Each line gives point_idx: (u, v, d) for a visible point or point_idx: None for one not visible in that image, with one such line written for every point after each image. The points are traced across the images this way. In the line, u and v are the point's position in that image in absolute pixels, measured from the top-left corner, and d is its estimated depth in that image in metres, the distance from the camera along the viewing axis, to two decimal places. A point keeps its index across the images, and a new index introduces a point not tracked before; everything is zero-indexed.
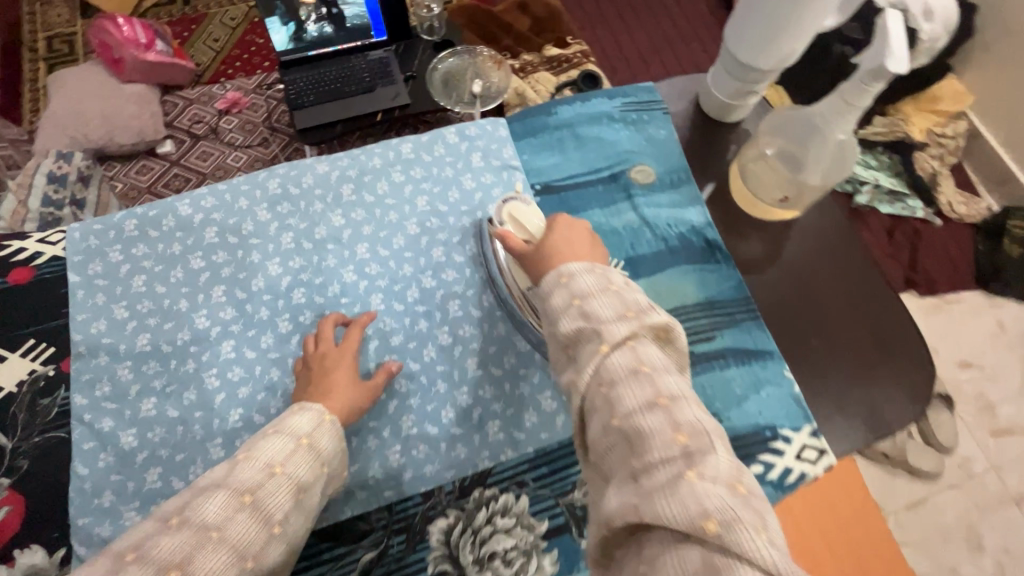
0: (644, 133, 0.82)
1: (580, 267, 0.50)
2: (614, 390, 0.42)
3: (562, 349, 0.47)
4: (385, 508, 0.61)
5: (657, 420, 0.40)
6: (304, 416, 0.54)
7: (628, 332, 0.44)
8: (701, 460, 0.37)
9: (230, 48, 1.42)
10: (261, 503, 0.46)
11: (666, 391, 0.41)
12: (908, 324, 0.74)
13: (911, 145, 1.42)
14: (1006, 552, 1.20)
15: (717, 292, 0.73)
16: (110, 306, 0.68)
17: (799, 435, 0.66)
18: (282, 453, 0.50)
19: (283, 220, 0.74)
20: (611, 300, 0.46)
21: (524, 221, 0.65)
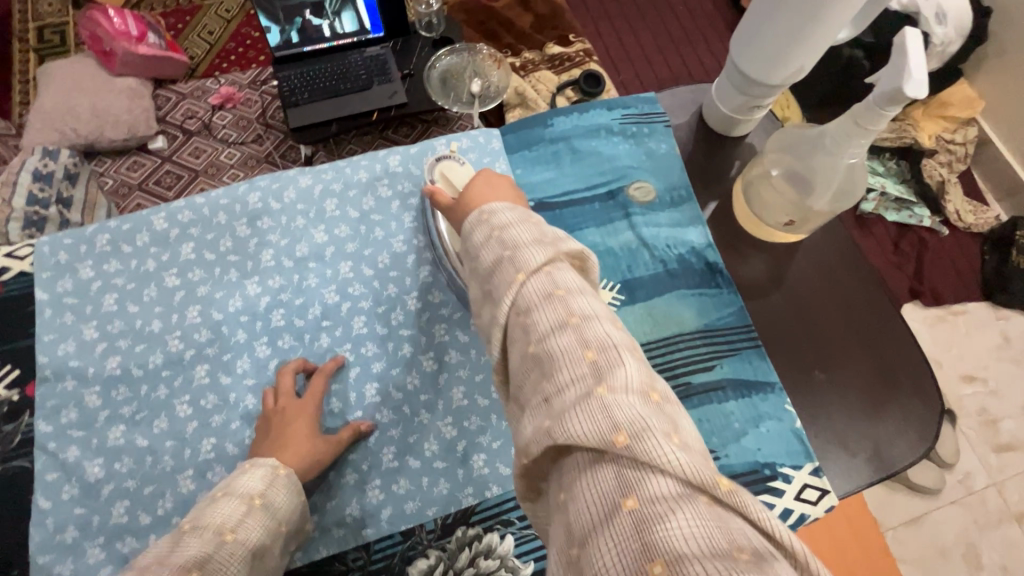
0: (644, 147, 0.79)
1: (501, 206, 0.47)
2: (530, 317, 0.39)
3: (482, 287, 0.44)
4: (363, 547, 0.58)
5: (569, 340, 0.37)
6: (253, 475, 0.53)
7: (546, 258, 0.41)
8: (610, 374, 0.34)
9: (225, 41, 1.34)
10: (210, 574, 0.43)
11: (579, 310, 0.38)
12: (915, 354, 0.71)
13: (919, 153, 1.38)
14: (1007, 571, 1.17)
15: (717, 318, 0.70)
16: (79, 327, 0.65)
17: (799, 474, 0.63)
18: (234, 518, 0.48)
19: (263, 236, 0.71)
20: (529, 228, 0.44)
21: (452, 176, 0.67)
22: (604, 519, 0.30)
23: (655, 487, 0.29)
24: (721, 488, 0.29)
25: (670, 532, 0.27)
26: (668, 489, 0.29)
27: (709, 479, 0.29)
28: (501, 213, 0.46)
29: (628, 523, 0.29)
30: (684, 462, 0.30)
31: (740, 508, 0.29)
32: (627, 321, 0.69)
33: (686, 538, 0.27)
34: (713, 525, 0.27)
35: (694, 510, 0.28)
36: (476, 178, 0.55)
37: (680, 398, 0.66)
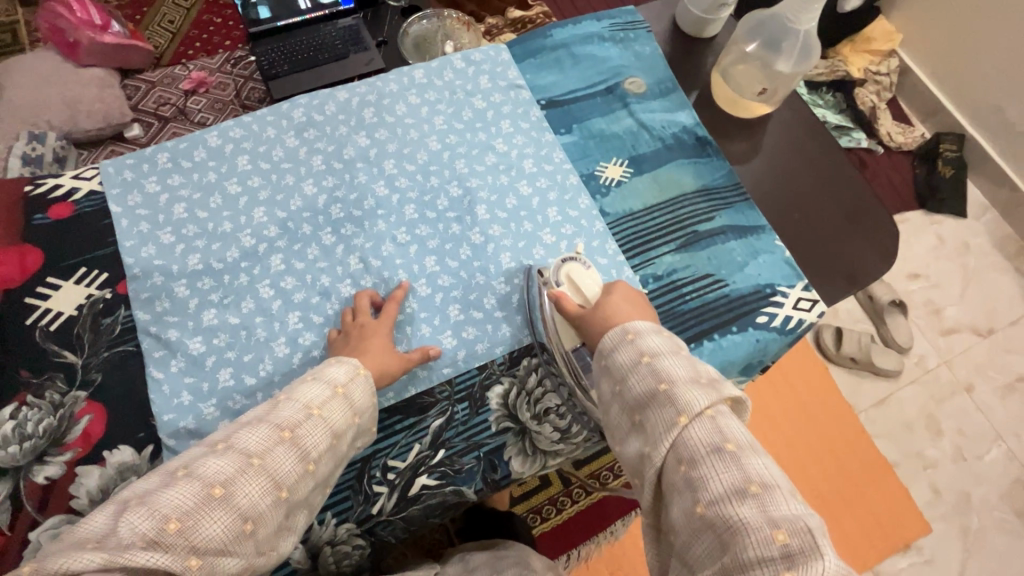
0: (631, 49, 0.90)
1: (645, 326, 0.55)
2: (695, 468, 0.44)
3: (630, 409, 0.51)
4: (447, 382, 0.67)
5: (748, 508, 0.41)
6: (341, 366, 0.58)
7: (709, 402, 0.47)
8: (803, 563, 0.38)
9: (186, 28, 1.41)
10: (299, 439, 0.52)
11: (755, 477, 0.43)
12: (872, 196, 0.85)
13: (852, 83, 1.56)
14: (961, 434, 1.37)
15: (712, 180, 0.83)
16: (155, 233, 0.71)
17: (794, 290, 0.76)
18: (320, 399, 0.55)
19: (311, 144, 0.78)
20: (683, 361, 0.51)
21: (581, 284, 0.66)
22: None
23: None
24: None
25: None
26: None
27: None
28: (649, 338, 0.53)
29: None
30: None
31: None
32: (639, 189, 0.81)
33: None
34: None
35: None
36: (614, 287, 0.64)
37: (691, 242, 0.78)
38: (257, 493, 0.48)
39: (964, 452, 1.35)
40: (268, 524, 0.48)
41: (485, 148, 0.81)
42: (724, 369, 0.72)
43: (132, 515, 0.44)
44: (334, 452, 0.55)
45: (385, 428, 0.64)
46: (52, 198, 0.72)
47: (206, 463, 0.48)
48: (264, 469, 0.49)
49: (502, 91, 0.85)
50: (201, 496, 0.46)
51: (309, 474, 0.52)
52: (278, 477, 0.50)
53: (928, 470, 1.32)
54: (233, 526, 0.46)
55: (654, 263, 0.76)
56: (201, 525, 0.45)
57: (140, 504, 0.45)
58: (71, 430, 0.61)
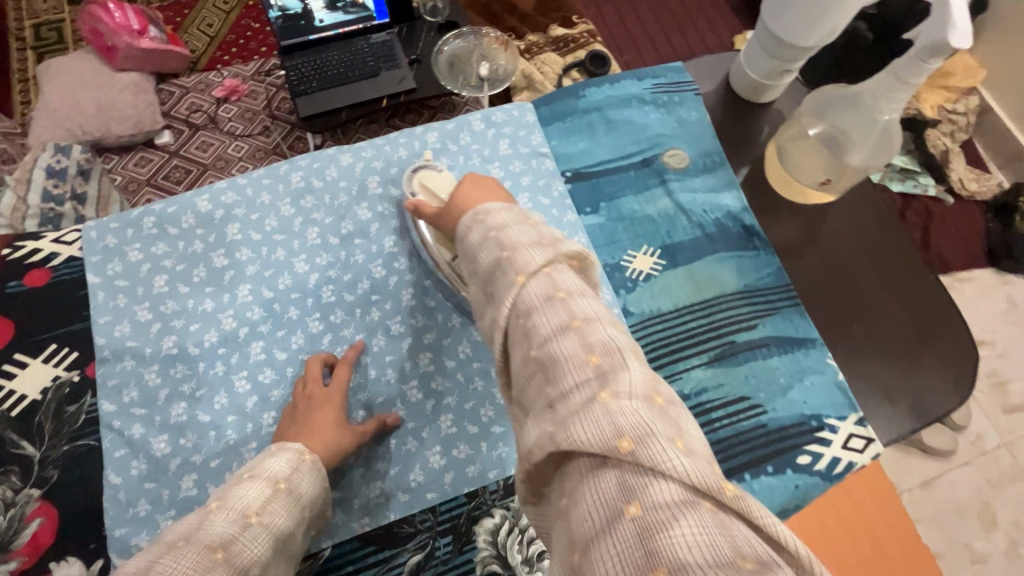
0: (675, 115, 0.80)
1: (496, 206, 0.48)
2: (530, 320, 0.40)
3: (482, 287, 0.45)
4: (430, 509, 0.60)
5: (570, 343, 0.38)
6: (280, 458, 0.53)
7: (546, 258, 0.41)
8: (614, 380, 0.35)
9: (225, 33, 1.32)
10: (234, 559, 0.43)
11: (581, 313, 0.39)
12: (950, 308, 0.72)
13: (923, 123, 1.37)
14: (1019, 527, 1.21)
15: (757, 279, 0.72)
16: (132, 308, 0.66)
17: (845, 424, 0.65)
18: (258, 501, 0.48)
19: (308, 214, 0.71)
20: (527, 229, 0.45)
21: (433, 187, 0.66)
22: (607, 528, 0.30)
23: (657, 494, 0.29)
24: (724, 493, 0.29)
25: (674, 541, 0.27)
26: (672, 494, 0.30)
27: (716, 484, 0.29)
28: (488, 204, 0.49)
29: (631, 530, 0.29)
30: (689, 469, 0.30)
31: (743, 512, 0.29)
32: (670, 285, 0.71)
33: (688, 545, 0.27)
34: (717, 533, 0.27)
35: (696, 515, 0.28)
36: (461, 180, 0.55)
37: (726, 354, 0.67)
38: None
39: (1020, 547, 1.20)
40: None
41: None
42: None
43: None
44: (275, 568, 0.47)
45: (355, 562, 0.57)
46: (28, 263, 0.67)
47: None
48: None
49: (524, 160, 0.76)
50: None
51: None
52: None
53: (976, 565, 1.19)
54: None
55: (680, 379, 0.66)
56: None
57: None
58: (20, 534, 0.56)
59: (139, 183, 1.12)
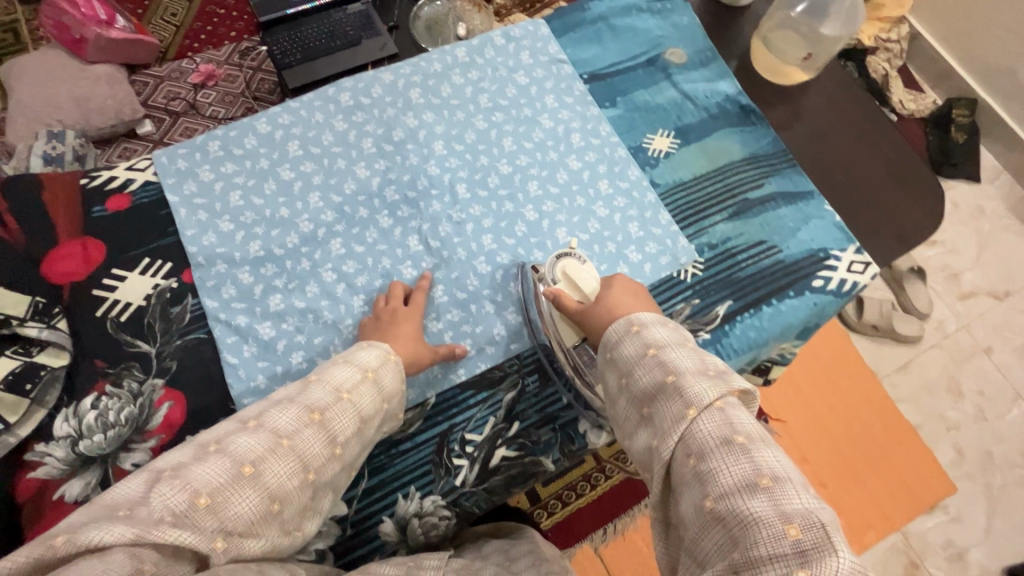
0: (669, 20, 0.90)
1: (650, 319, 0.54)
2: (704, 463, 0.43)
3: (637, 406, 0.50)
4: (515, 356, 0.68)
5: (760, 502, 0.40)
6: (371, 351, 0.58)
7: (717, 394, 0.46)
8: (818, 560, 0.36)
9: (191, 21, 1.38)
10: (327, 423, 0.52)
11: (767, 470, 0.41)
12: (916, 155, 0.86)
13: (863, 52, 1.55)
14: (982, 395, 1.40)
15: (759, 148, 0.83)
16: (214, 221, 0.71)
17: (846, 254, 0.77)
18: (349, 382, 0.55)
19: (360, 127, 0.78)
20: (689, 353, 0.50)
21: (577, 278, 0.64)
22: None
23: None
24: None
25: None
26: None
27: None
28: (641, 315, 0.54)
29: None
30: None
31: None
32: (687, 159, 0.81)
33: None
34: None
35: None
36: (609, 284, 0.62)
37: (743, 210, 0.78)
38: (285, 474, 0.48)
39: (985, 412, 1.38)
40: (293, 505, 0.49)
41: (531, 124, 0.81)
42: (783, 333, 0.73)
43: (162, 487, 0.43)
44: (361, 437, 0.55)
45: (459, 404, 0.65)
46: (107, 190, 0.72)
47: (236, 440, 0.48)
48: (293, 449, 0.49)
49: (544, 67, 0.85)
50: (231, 473, 0.45)
51: (336, 457, 0.52)
52: (306, 459, 0.50)
53: (950, 432, 1.36)
54: (261, 506, 0.46)
55: (708, 233, 0.77)
56: (231, 501, 0.45)
57: (174, 475, 0.45)
58: (152, 418, 0.62)
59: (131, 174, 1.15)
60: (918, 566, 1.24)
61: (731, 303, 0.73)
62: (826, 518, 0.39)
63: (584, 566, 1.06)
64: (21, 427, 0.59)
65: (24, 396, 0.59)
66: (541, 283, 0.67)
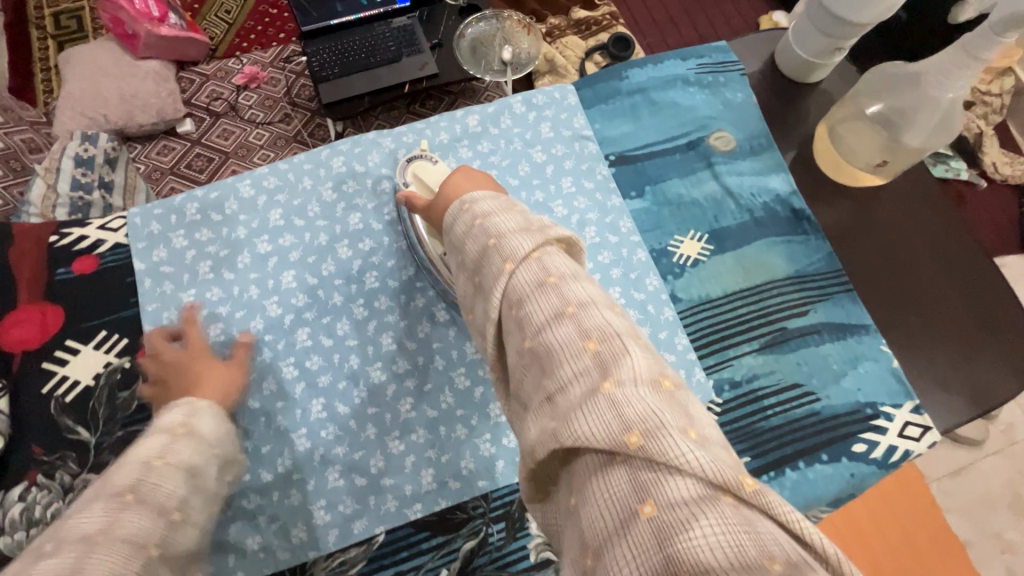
0: (720, 97, 0.78)
1: (483, 194, 0.45)
2: (524, 310, 0.37)
3: (470, 279, 0.42)
4: (482, 496, 0.59)
5: (566, 331, 0.35)
6: (174, 409, 0.51)
7: (534, 243, 0.39)
8: (617, 367, 0.32)
9: (243, 20, 1.27)
10: (146, 497, 0.42)
11: (574, 297, 0.36)
12: (1005, 289, 0.71)
13: None
14: None
15: (808, 265, 0.70)
16: (178, 295, 0.66)
17: (900, 411, 0.64)
18: (158, 446, 0.46)
19: (350, 200, 0.71)
20: (515, 216, 0.42)
21: (427, 179, 0.64)
22: (620, 529, 0.28)
23: (672, 491, 0.28)
24: (745, 488, 0.27)
25: (694, 543, 0.26)
26: (688, 490, 0.28)
27: (736, 477, 0.28)
28: (498, 219, 0.41)
29: (648, 532, 0.27)
30: (700, 459, 0.28)
31: (765, 509, 0.27)
32: (719, 270, 0.69)
33: (709, 548, 0.25)
34: (739, 529, 0.26)
35: (717, 513, 0.27)
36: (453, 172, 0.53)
37: (777, 341, 0.66)
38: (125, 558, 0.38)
39: None
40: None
41: (542, 210, 0.71)
42: (810, 505, 0.60)
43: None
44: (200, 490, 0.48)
45: (409, 548, 0.57)
46: (76, 250, 0.67)
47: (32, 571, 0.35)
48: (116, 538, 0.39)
49: (566, 143, 0.75)
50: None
51: (178, 523, 0.44)
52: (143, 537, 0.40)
53: (1006, 555, 1.19)
54: None
55: (731, 366, 0.65)
56: None
57: None
58: None
59: (163, 172, 1.09)
60: None
61: (748, 458, 0.61)
62: (623, 328, 0.35)
63: None
64: None
65: None
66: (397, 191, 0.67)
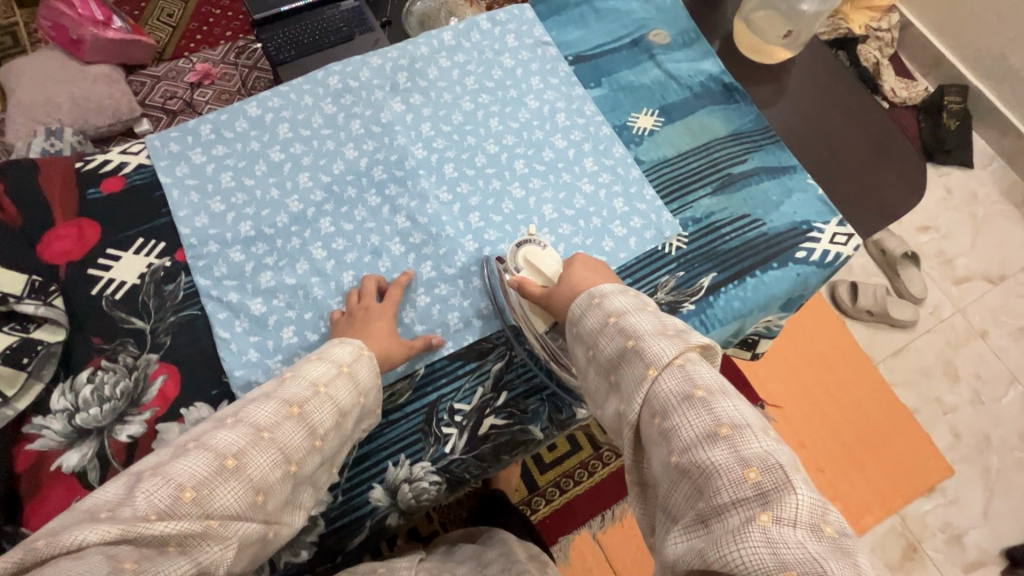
0: (653, 3, 0.91)
1: (611, 289, 0.57)
2: (668, 420, 0.46)
3: (604, 374, 0.53)
4: (505, 328, 0.69)
5: (722, 453, 0.43)
6: (345, 346, 0.59)
7: (677, 351, 0.49)
8: (777, 499, 0.40)
9: (187, 21, 1.37)
10: (307, 415, 0.53)
11: (727, 420, 0.45)
12: (896, 130, 0.87)
13: (853, 41, 1.56)
14: (978, 378, 1.40)
15: (742, 124, 0.84)
16: (206, 202, 0.73)
17: (829, 226, 0.78)
18: (325, 377, 0.56)
19: (349, 109, 0.80)
20: (649, 316, 0.54)
21: (539, 264, 0.66)
22: None
23: None
24: None
25: None
26: None
27: None
28: (636, 320, 0.53)
29: None
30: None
31: None
32: (671, 137, 0.83)
33: None
34: None
35: None
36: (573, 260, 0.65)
37: (726, 185, 0.80)
38: (267, 466, 0.50)
39: (982, 396, 1.39)
40: (277, 496, 0.50)
41: (517, 104, 0.82)
42: (768, 303, 0.74)
43: (146, 485, 0.45)
44: (340, 429, 0.56)
45: (447, 374, 0.67)
46: (102, 173, 0.73)
47: (216, 435, 0.50)
48: (274, 441, 0.51)
49: (530, 49, 0.86)
50: (214, 466, 0.47)
51: (315, 449, 0.53)
52: (287, 449, 0.51)
53: (947, 416, 1.36)
54: (212, 463, 0.47)
55: (692, 208, 0.78)
56: (217, 492, 0.47)
57: (155, 473, 0.46)
58: (147, 391, 0.64)
59: None
60: (916, 548, 1.24)
61: (715, 275, 0.74)
62: (786, 463, 0.42)
63: (584, 551, 1.11)
64: (19, 401, 0.60)
65: (21, 370, 0.60)
66: (506, 273, 0.69)
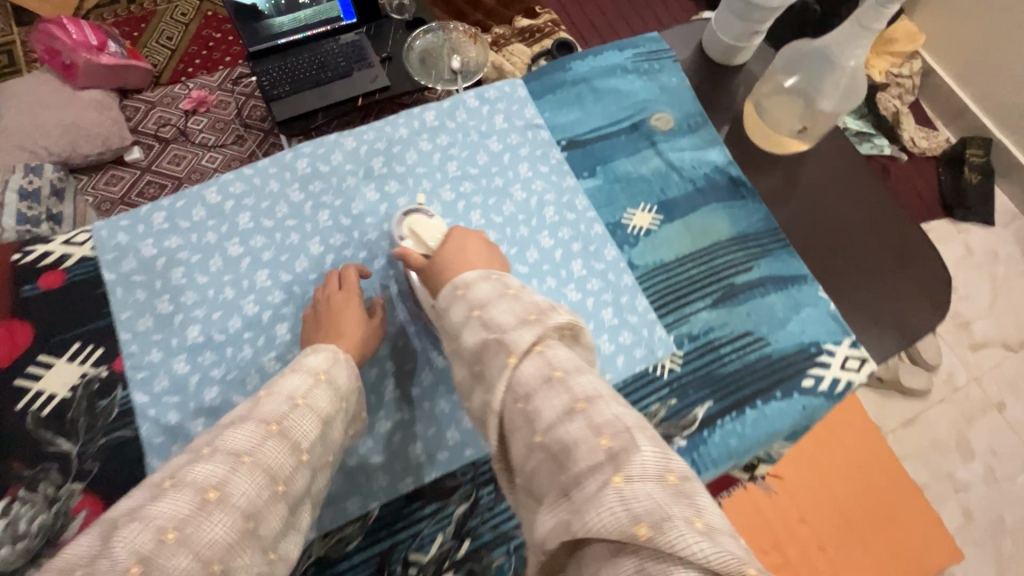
0: (656, 81, 0.84)
1: (474, 276, 0.49)
2: (531, 404, 0.40)
3: (468, 367, 0.46)
4: (470, 463, 0.62)
5: (577, 426, 0.38)
6: (318, 353, 0.53)
7: (534, 337, 0.42)
8: (625, 460, 0.36)
9: (186, 45, 1.25)
10: (288, 432, 0.45)
11: (582, 393, 0.40)
12: (918, 235, 0.79)
13: (874, 87, 1.47)
14: (995, 455, 1.30)
15: (749, 226, 0.77)
16: (152, 302, 0.66)
17: (841, 348, 0.70)
18: (304, 386, 0.49)
19: (317, 198, 0.73)
20: (510, 304, 0.46)
21: (422, 234, 0.64)
22: None
23: None
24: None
25: None
26: None
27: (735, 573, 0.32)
28: (495, 312, 0.45)
29: None
30: (714, 557, 0.32)
31: None
32: (670, 237, 0.75)
33: None
34: None
35: None
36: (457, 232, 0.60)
37: (727, 297, 0.72)
38: (254, 490, 0.41)
39: (997, 474, 1.29)
40: (270, 521, 0.42)
41: (502, 195, 0.75)
42: (770, 439, 0.66)
43: (124, 535, 0.37)
44: (326, 440, 0.49)
45: (405, 518, 0.60)
46: (41, 266, 0.67)
47: (193, 470, 0.41)
48: (258, 465, 0.42)
49: (519, 132, 0.79)
50: (196, 503, 0.39)
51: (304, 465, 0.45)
52: (273, 469, 0.43)
53: (959, 494, 1.27)
54: (195, 499, 0.39)
55: (688, 322, 0.71)
56: (205, 530, 0.38)
57: (133, 519, 0.38)
58: (66, 528, 0.57)
59: (114, 202, 1.06)
60: None
61: (711, 404, 0.67)
62: (632, 422, 0.39)
63: None
64: None
65: None
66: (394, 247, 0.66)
